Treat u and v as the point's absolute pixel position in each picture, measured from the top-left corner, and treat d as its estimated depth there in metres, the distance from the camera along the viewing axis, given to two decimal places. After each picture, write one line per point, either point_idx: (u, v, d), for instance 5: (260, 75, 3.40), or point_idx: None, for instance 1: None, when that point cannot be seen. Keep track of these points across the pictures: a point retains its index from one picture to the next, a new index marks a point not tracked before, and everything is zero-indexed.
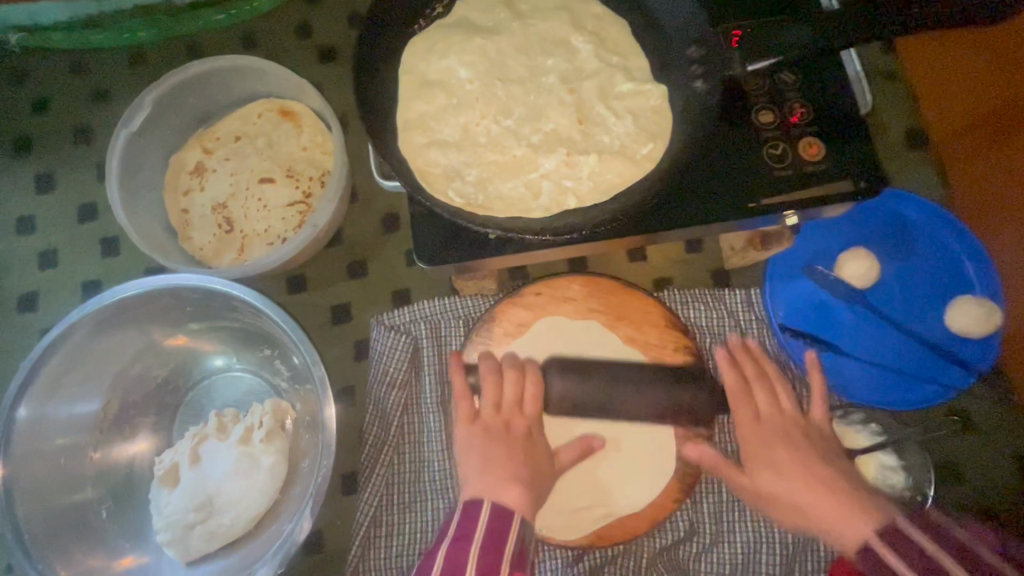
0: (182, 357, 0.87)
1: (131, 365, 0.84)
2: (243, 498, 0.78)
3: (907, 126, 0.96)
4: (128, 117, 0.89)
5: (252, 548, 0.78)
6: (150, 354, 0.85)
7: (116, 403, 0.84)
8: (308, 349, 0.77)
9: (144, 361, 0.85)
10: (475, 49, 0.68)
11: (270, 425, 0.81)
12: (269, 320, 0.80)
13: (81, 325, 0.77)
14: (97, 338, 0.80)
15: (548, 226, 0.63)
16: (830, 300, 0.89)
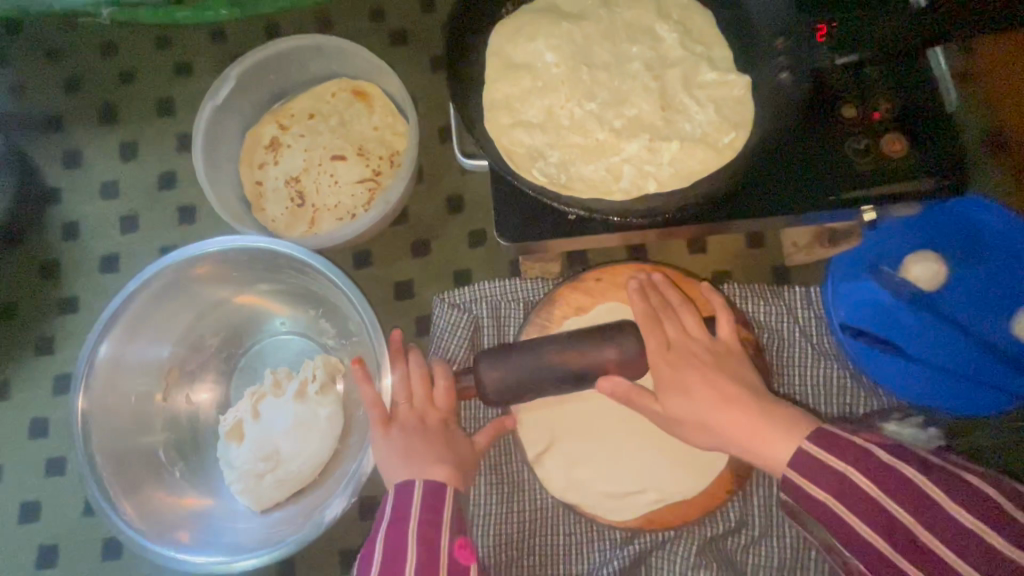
0: (243, 319, 0.91)
1: (197, 330, 0.88)
2: (304, 446, 0.82)
3: (981, 131, 0.94)
4: (213, 91, 0.93)
5: (320, 493, 0.82)
6: (215, 319, 0.89)
7: (180, 367, 0.87)
8: (360, 298, 0.80)
9: (210, 326, 0.89)
10: (563, 34, 0.70)
11: (323, 377, 0.86)
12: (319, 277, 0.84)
13: (157, 287, 0.81)
14: (170, 300, 0.84)
15: (629, 208, 0.64)
16: (895, 301, 0.87)
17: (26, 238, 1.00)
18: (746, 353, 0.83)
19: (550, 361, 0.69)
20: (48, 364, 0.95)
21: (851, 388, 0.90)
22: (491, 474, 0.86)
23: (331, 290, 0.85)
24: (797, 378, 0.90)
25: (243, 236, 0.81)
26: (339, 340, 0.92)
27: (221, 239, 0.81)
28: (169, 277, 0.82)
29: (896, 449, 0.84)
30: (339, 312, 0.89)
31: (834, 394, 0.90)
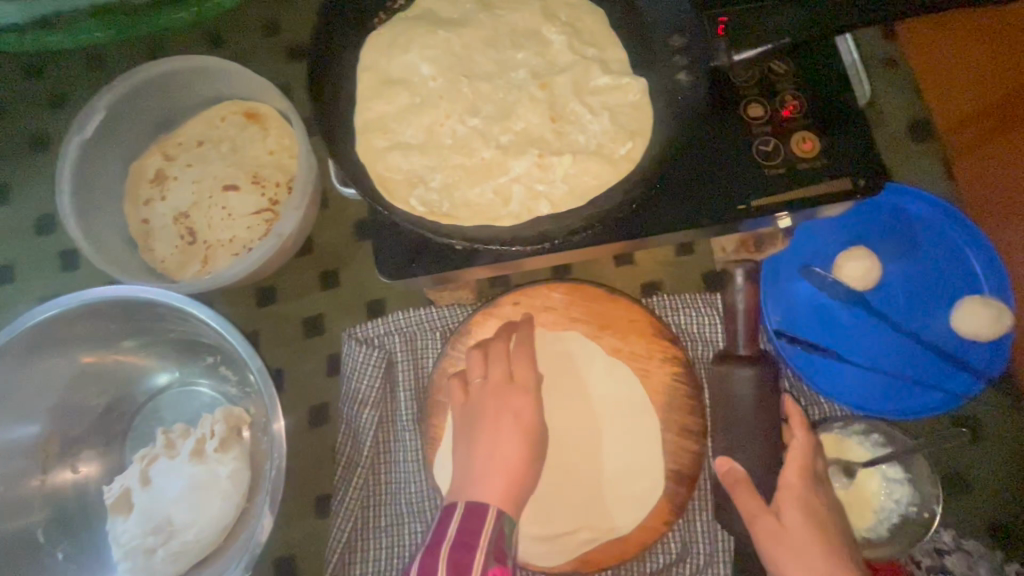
0: (129, 372, 0.82)
1: (74, 393, 0.79)
2: (199, 514, 0.74)
3: (909, 117, 0.90)
4: (81, 124, 0.85)
5: (220, 563, 0.74)
6: (95, 379, 0.80)
7: (58, 436, 0.79)
8: (243, 342, 0.74)
9: (89, 387, 0.80)
10: (439, 43, 0.63)
11: (223, 433, 0.77)
12: (201, 323, 0.77)
13: (15, 352, 0.73)
14: (36, 365, 0.76)
15: (518, 235, 0.58)
16: (829, 303, 0.84)
17: None
18: (675, 371, 0.77)
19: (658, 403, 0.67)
20: None
21: (793, 398, 0.84)
22: (413, 523, 0.79)
23: (217, 336, 0.78)
24: None
25: (106, 288, 0.74)
26: (242, 389, 0.84)
27: (81, 293, 0.74)
28: (31, 340, 0.75)
29: (840, 461, 0.79)
30: (234, 359, 0.81)
31: None
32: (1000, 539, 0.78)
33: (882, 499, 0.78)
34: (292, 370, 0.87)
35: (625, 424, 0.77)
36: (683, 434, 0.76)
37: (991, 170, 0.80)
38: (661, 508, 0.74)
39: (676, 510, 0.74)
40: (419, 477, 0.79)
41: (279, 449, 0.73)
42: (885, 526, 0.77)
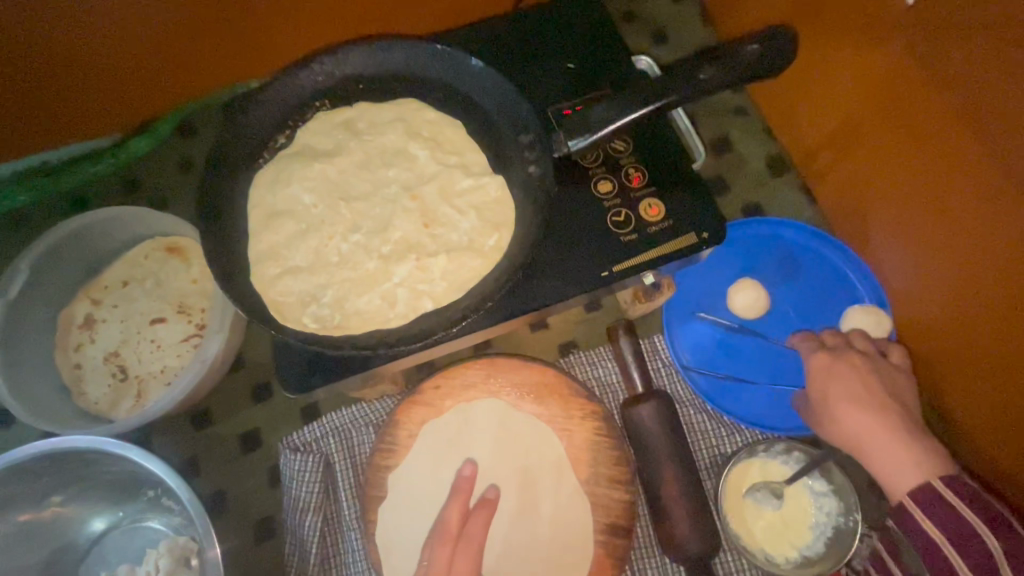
0: (66, 520, 0.83)
1: (5, 558, 0.78)
2: None
3: (768, 154, 1.01)
4: (3, 287, 0.89)
5: None
6: (27, 540, 0.80)
7: None
8: (173, 476, 0.75)
9: (21, 549, 0.79)
10: (316, 174, 0.71)
11: (168, 566, 0.80)
12: (130, 462, 0.78)
13: None
14: None
15: (406, 334, 0.64)
16: (729, 335, 0.90)
17: None
18: (595, 425, 0.82)
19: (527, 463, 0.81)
20: None
21: (716, 430, 0.88)
22: None
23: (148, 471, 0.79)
24: None
25: (26, 446, 0.75)
26: (185, 518, 0.84)
27: (1, 455, 0.75)
28: None
29: (768, 485, 0.83)
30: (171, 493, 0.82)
31: (700, 439, 0.88)
32: None
33: (813, 515, 0.82)
34: (235, 488, 0.88)
35: (545, 480, 0.81)
36: (612, 485, 0.80)
37: (841, 191, 0.90)
38: (601, 560, 0.78)
39: (616, 562, 0.77)
40: (370, 574, 0.81)
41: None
42: (820, 541, 0.80)
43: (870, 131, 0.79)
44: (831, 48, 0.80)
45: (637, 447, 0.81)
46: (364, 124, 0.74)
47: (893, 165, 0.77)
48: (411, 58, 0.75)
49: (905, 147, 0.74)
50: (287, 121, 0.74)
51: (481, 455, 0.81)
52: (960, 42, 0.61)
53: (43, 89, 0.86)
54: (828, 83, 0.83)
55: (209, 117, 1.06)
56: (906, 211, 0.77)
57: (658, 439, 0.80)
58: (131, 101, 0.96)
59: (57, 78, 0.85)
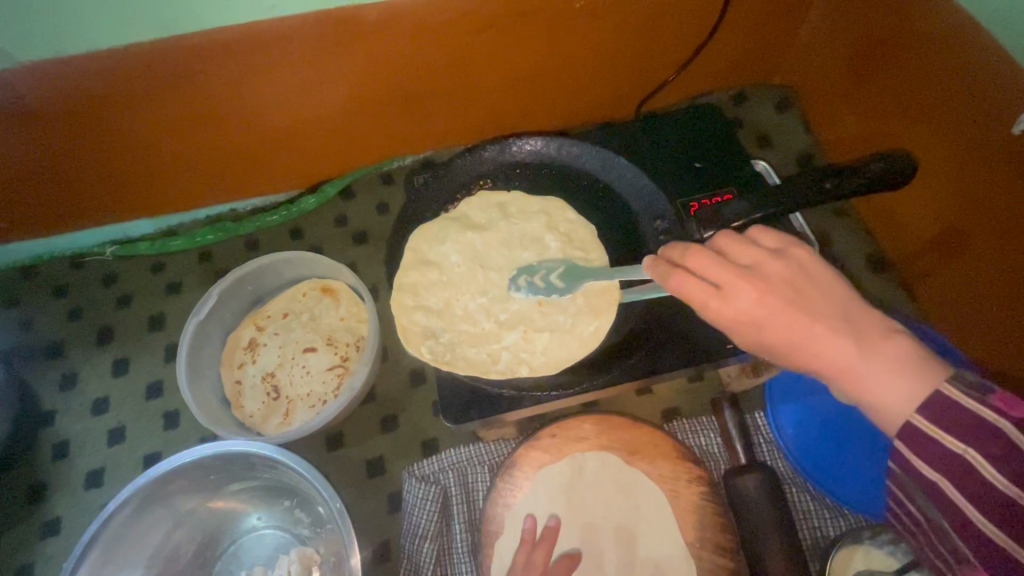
0: (218, 514, 0.95)
1: (170, 540, 0.91)
2: None
3: (867, 252, 1.08)
4: (198, 307, 1.07)
5: None
6: (188, 526, 0.93)
7: None
8: (325, 486, 0.85)
9: (182, 534, 0.92)
10: (482, 240, 0.86)
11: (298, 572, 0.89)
12: (286, 469, 0.90)
13: (126, 507, 0.86)
14: (141, 516, 0.88)
15: (554, 382, 0.76)
16: (830, 420, 0.93)
17: (13, 464, 1.05)
18: (701, 490, 0.86)
19: (620, 513, 0.87)
20: None
21: (818, 510, 0.91)
22: None
23: (298, 480, 0.90)
24: None
25: (210, 443, 0.88)
26: (313, 529, 0.94)
27: (189, 449, 0.88)
28: (143, 495, 0.87)
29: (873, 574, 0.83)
30: (310, 502, 0.93)
31: (802, 519, 0.91)
32: None
33: None
34: (357, 508, 0.97)
35: (647, 534, 0.85)
36: (717, 551, 0.83)
37: (950, 290, 0.95)
38: None
39: None
40: None
41: None
42: None
43: (975, 241, 0.88)
44: (944, 158, 0.90)
45: (742, 518, 0.84)
46: (521, 201, 0.88)
47: (1002, 271, 0.84)
48: (566, 153, 0.91)
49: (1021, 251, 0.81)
50: (459, 193, 0.90)
51: (582, 503, 0.88)
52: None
53: (256, 134, 1.08)
54: (937, 185, 0.92)
55: (367, 182, 1.25)
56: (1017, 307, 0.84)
57: (766, 514, 0.82)
58: (314, 155, 1.17)
59: (268, 128, 1.07)
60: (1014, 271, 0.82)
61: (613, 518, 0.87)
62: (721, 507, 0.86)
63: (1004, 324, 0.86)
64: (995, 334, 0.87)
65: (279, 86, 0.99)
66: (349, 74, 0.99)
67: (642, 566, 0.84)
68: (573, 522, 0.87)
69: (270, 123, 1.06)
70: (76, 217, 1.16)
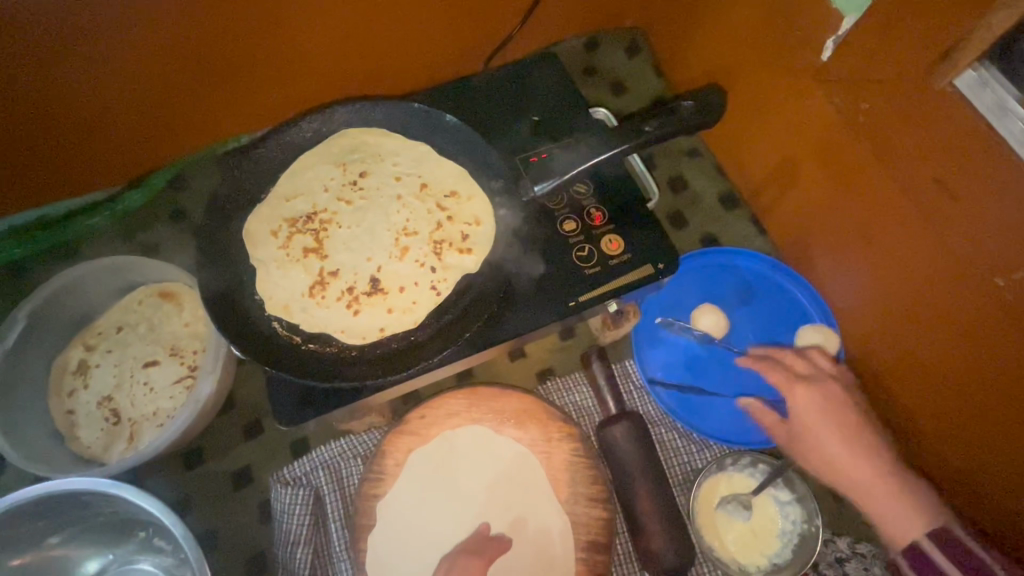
0: (61, 561, 0.85)
1: None
2: None
3: (722, 190, 1.11)
4: (2, 336, 0.93)
5: None
6: None
7: None
8: (171, 517, 0.77)
9: None
10: (307, 221, 0.78)
11: None
12: (125, 502, 0.81)
13: None
14: None
15: (392, 365, 0.69)
16: (695, 353, 0.98)
17: None
18: (572, 447, 0.87)
19: (497, 486, 0.86)
20: None
21: (686, 446, 0.94)
22: None
23: (143, 511, 0.82)
24: None
25: (26, 489, 0.78)
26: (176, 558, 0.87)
27: (1, 499, 0.78)
28: None
29: (736, 498, 0.88)
30: (164, 532, 0.85)
31: (672, 457, 0.94)
32: None
33: (781, 523, 0.88)
34: (227, 526, 0.91)
35: (528, 501, 0.85)
36: (590, 504, 0.84)
37: (791, 221, 1.00)
38: None
39: None
40: None
41: None
42: (788, 549, 0.86)
43: (810, 170, 0.90)
44: (776, 92, 0.91)
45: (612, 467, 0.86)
46: (349, 175, 0.81)
47: (835, 194, 0.87)
48: (395, 118, 0.84)
49: (844, 175, 0.84)
50: (279, 169, 0.80)
51: (460, 482, 0.85)
52: (874, 88, 0.73)
53: (44, 134, 0.92)
54: (772, 119, 0.94)
55: (200, 167, 1.11)
56: (846, 226, 0.88)
57: (635, 463, 0.85)
58: (126, 146, 1.02)
59: (56, 124, 0.92)
60: (842, 194, 0.86)
61: (494, 493, 0.85)
62: (593, 460, 0.86)
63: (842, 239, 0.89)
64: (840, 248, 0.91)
65: (44, 79, 0.83)
66: (140, 53, 0.85)
67: (518, 534, 0.84)
68: (452, 505, 0.85)
69: (57, 119, 0.91)
70: None
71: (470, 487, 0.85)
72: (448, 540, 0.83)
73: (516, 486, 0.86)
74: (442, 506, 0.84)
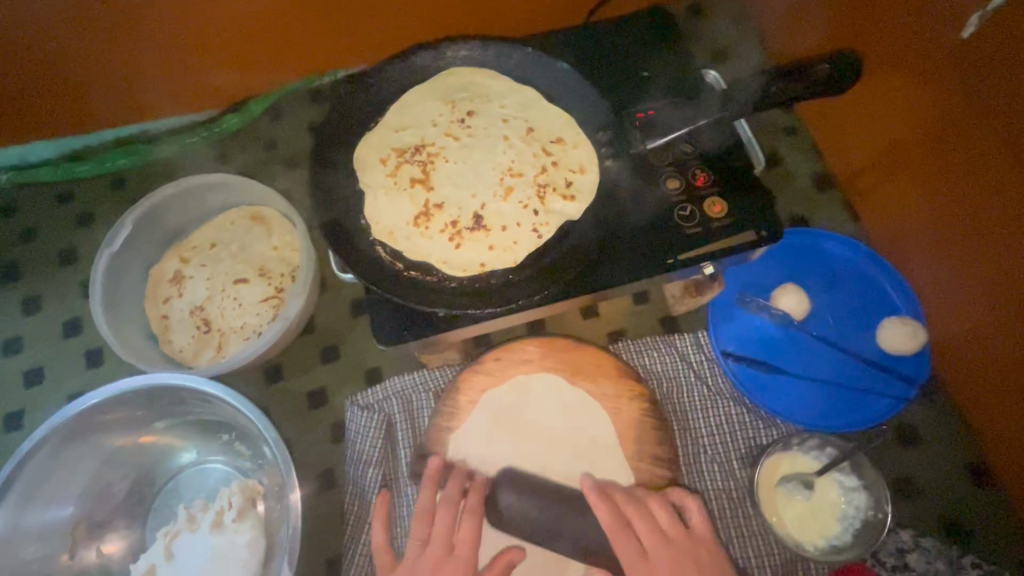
0: (153, 451, 0.91)
1: (97, 479, 0.88)
2: None
3: (815, 172, 1.08)
4: (111, 237, 0.98)
5: None
6: (116, 465, 0.89)
7: (85, 521, 0.86)
8: (265, 422, 0.82)
9: (110, 473, 0.88)
10: (415, 152, 0.79)
11: (240, 504, 0.86)
12: (219, 402, 0.86)
13: (46, 444, 0.82)
14: (61, 455, 0.84)
15: (491, 299, 0.71)
16: (770, 332, 0.97)
17: None
18: (641, 406, 0.88)
19: (565, 435, 0.87)
20: None
21: (753, 422, 0.94)
22: None
23: (233, 413, 0.87)
24: (700, 425, 0.94)
25: (134, 377, 0.84)
26: (254, 462, 0.92)
27: (111, 384, 0.84)
28: (64, 432, 0.83)
29: (797, 476, 0.88)
30: (250, 436, 0.90)
31: (738, 431, 0.94)
32: (954, 537, 0.86)
33: (843, 507, 0.86)
34: (301, 442, 0.95)
35: (594, 452, 0.86)
36: (655, 462, 0.85)
37: (887, 209, 0.96)
38: None
39: None
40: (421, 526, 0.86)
41: (296, 513, 0.79)
42: (849, 533, 0.85)
43: (923, 158, 0.84)
44: (886, 72, 0.87)
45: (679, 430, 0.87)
46: (458, 112, 0.81)
47: (946, 186, 0.82)
48: (506, 62, 0.84)
49: (961, 167, 0.78)
50: (390, 102, 0.82)
51: (528, 427, 0.87)
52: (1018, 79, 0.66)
53: (163, 49, 0.96)
54: (884, 101, 0.88)
55: (296, 100, 1.15)
56: (954, 221, 0.82)
57: None
58: (232, 71, 1.05)
59: (171, 43, 0.95)
60: (956, 187, 0.80)
61: (562, 440, 0.87)
62: (662, 421, 0.87)
63: (946, 233, 0.84)
64: (944, 243, 0.85)
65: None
66: None
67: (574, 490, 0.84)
68: (519, 448, 0.86)
69: (172, 38, 0.94)
70: None
71: (537, 432, 0.87)
72: (509, 481, 0.84)
73: (583, 436, 0.87)
74: (510, 446, 0.86)
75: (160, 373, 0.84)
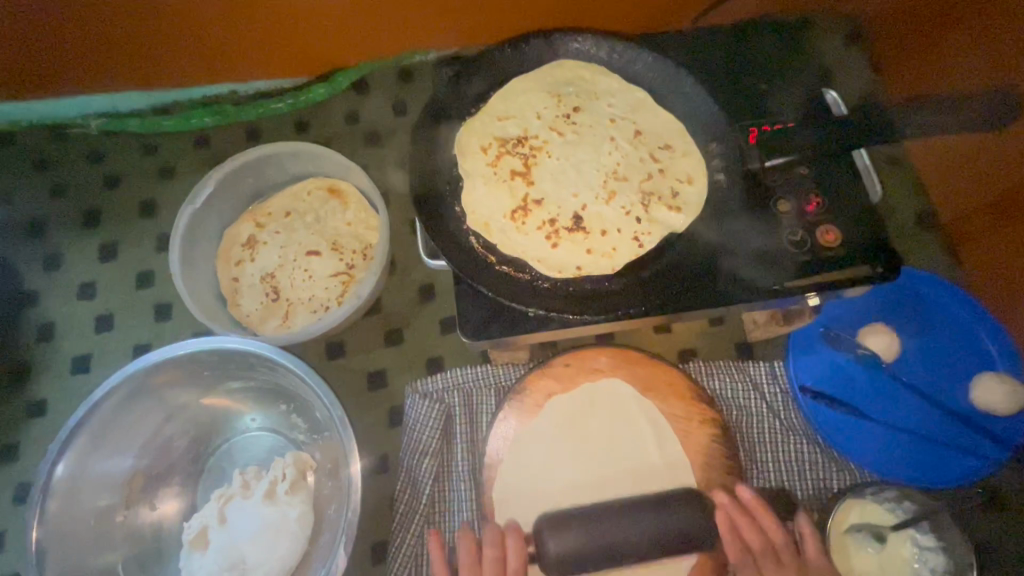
0: (213, 411, 0.91)
1: (159, 432, 0.88)
2: (269, 553, 0.80)
3: (916, 208, 1.02)
4: (194, 195, 0.99)
5: None
6: (177, 420, 0.89)
7: (144, 472, 0.87)
8: (331, 398, 0.81)
9: (171, 428, 0.89)
10: (516, 145, 0.77)
11: (293, 477, 0.84)
12: (284, 372, 0.85)
13: (116, 392, 0.82)
14: (128, 405, 0.84)
15: (585, 305, 0.68)
16: (855, 372, 0.91)
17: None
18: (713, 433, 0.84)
19: (626, 450, 0.84)
20: (10, 473, 0.93)
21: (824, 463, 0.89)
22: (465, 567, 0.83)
23: (297, 384, 0.86)
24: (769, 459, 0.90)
25: (205, 338, 0.84)
26: (309, 435, 0.91)
27: (183, 343, 0.84)
28: (134, 383, 0.83)
29: (868, 527, 0.83)
30: (309, 409, 0.89)
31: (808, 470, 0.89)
32: None
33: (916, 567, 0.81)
34: (357, 421, 0.94)
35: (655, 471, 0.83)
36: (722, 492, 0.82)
37: (997, 258, 0.89)
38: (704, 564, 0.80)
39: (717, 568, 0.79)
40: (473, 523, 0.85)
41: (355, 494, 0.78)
42: None
43: None
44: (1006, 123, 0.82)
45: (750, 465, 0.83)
46: (563, 108, 0.78)
47: None
48: (616, 61, 0.81)
49: None
50: (494, 90, 0.80)
51: (588, 438, 0.84)
52: None
53: (258, 19, 0.95)
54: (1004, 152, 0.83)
55: (382, 78, 1.14)
56: None
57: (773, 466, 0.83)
58: (323, 44, 1.04)
59: (270, 14, 0.95)
60: None
61: (623, 456, 0.84)
62: (733, 452, 0.83)
63: None
64: None
65: None
66: None
67: None
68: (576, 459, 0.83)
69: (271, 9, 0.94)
70: (53, 82, 1.03)
71: (596, 445, 0.84)
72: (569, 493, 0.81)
73: (647, 455, 0.84)
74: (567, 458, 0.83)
75: (232, 338, 0.84)
